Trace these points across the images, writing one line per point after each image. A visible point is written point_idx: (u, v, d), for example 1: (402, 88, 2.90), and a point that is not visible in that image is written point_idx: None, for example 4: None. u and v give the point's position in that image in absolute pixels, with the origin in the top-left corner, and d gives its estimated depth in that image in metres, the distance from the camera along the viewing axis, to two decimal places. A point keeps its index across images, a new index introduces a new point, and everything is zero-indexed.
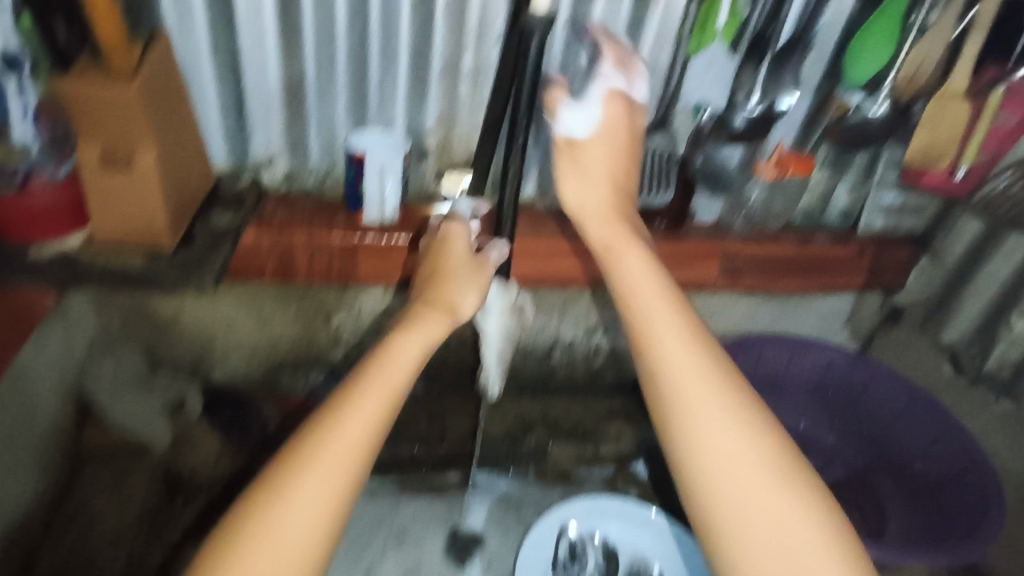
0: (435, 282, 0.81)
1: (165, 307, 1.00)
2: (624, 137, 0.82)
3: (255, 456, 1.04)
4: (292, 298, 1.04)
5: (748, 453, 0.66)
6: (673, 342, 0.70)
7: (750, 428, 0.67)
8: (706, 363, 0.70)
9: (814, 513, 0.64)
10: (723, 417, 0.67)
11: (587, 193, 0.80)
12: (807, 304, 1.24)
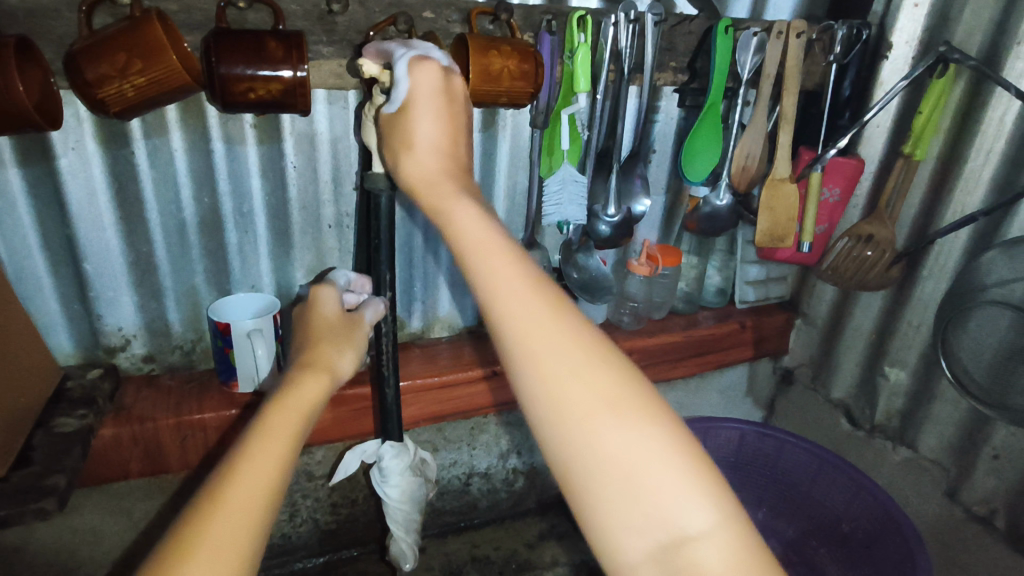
0: (307, 348, 0.64)
1: (8, 535, 0.85)
2: (441, 101, 0.63)
3: None
4: (168, 487, 0.93)
5: (621, 428, 0.45)
6: (522, 306, 0.49)
7: (625, 394, 0.46)
8: (566, 324, 0.48)
9: (707, 491, 0.45)
10: (591, 389, 0.46)
11: (417, 168, 0.60)
12: (707, 382, 1.27)
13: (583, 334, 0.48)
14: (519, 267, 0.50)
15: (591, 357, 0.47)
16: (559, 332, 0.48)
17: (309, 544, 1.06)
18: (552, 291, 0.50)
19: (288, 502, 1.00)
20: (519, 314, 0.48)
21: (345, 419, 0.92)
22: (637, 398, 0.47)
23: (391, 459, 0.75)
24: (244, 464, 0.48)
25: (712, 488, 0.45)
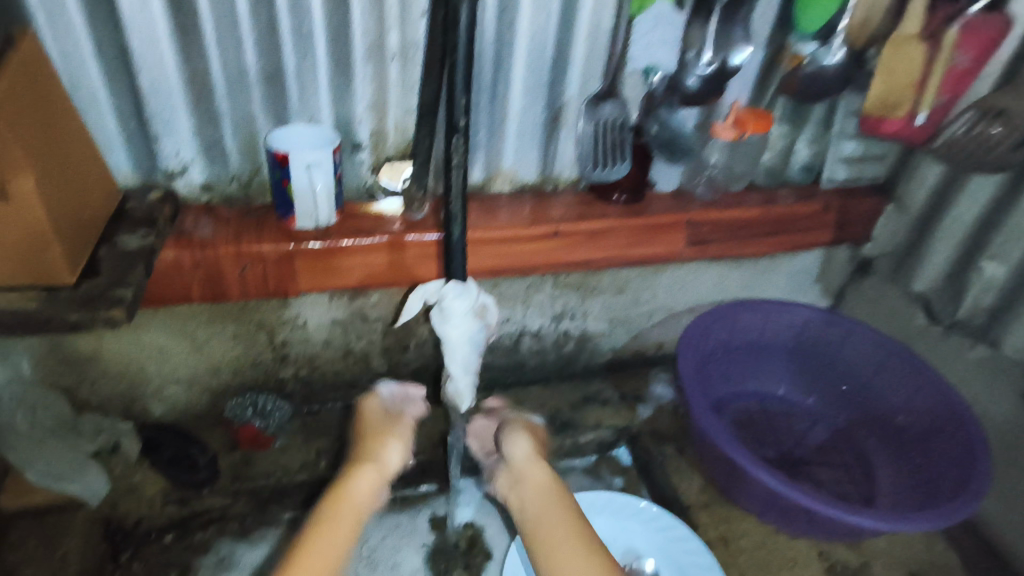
0: (362, 441, 0.79)
1: (82, 343, 0.89)
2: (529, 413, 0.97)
3: (207, 490, 0.94)
4: (228, 318, 0.94)
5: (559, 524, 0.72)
6: (532, 503, 0.75)
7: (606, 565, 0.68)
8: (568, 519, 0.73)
9: (591, 554, 0.69)
10: (560, 538, 0.71)
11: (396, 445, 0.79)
12: (777, 264, 1.20)
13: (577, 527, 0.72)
14: (529, 482, 0.78)
15: (561, 527, 0.72)
16: (554, 522, 0.72)
17: (362, 383, 1.08)
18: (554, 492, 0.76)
19: (342, 342, 1.01)
20: (539, 519, 0.73)
21: (412, 254, 0.93)
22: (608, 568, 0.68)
23: (452, 300, 0.72)
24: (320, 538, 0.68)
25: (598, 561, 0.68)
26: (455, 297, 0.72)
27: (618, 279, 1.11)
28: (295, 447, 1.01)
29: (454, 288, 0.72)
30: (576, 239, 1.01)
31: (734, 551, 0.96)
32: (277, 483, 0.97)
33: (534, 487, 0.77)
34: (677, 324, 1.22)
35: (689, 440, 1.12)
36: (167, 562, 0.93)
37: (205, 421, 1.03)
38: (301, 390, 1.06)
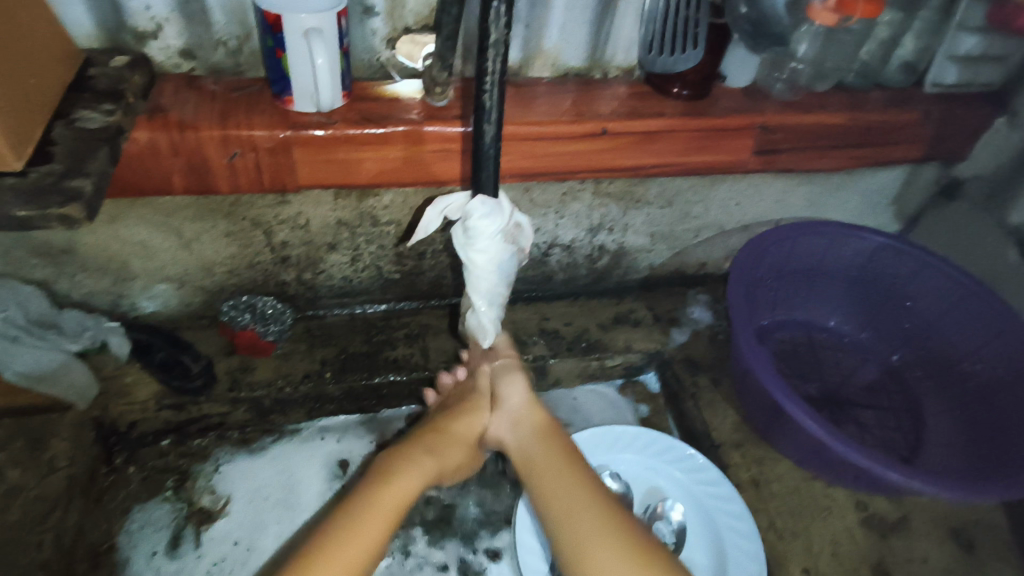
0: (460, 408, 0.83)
1: (54, 236, 0.79)
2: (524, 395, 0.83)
3: (204, 398, 0.87)
4: (218, 214, 0.81)
5: (589, 525, 0.66)
6: (526, 447, 0.77)
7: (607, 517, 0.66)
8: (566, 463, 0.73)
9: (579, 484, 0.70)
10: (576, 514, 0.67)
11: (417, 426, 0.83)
12: (850, 182, 1.03)
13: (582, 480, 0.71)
14: (521, 416, 0.80)
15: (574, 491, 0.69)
16: (550, 467, 0.73)
17: (370, 291, 0.98)
18: (542, 440, 0.77)
19: (349, 245, 0.90)
20: (534, 455, 0.76)
21: (432, 151, 0.79)
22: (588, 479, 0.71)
23: (479, 222, 0.57)
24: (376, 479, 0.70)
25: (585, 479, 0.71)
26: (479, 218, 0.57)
27: (667, 189, 0.95)
28: (298, 356, 0.94)
29: (478, 210, 0.57)
30: (626, 142, 0.85)
31: (765, 495, 0.89)
32: (279, 393, 0.90)
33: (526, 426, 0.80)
34: (723, 242, 1.08)
35: (726, 372, 1.02)
36: (163, 468, 0.89)
37: (199, 321, 0.95)
38: (303, 295, 0.96)
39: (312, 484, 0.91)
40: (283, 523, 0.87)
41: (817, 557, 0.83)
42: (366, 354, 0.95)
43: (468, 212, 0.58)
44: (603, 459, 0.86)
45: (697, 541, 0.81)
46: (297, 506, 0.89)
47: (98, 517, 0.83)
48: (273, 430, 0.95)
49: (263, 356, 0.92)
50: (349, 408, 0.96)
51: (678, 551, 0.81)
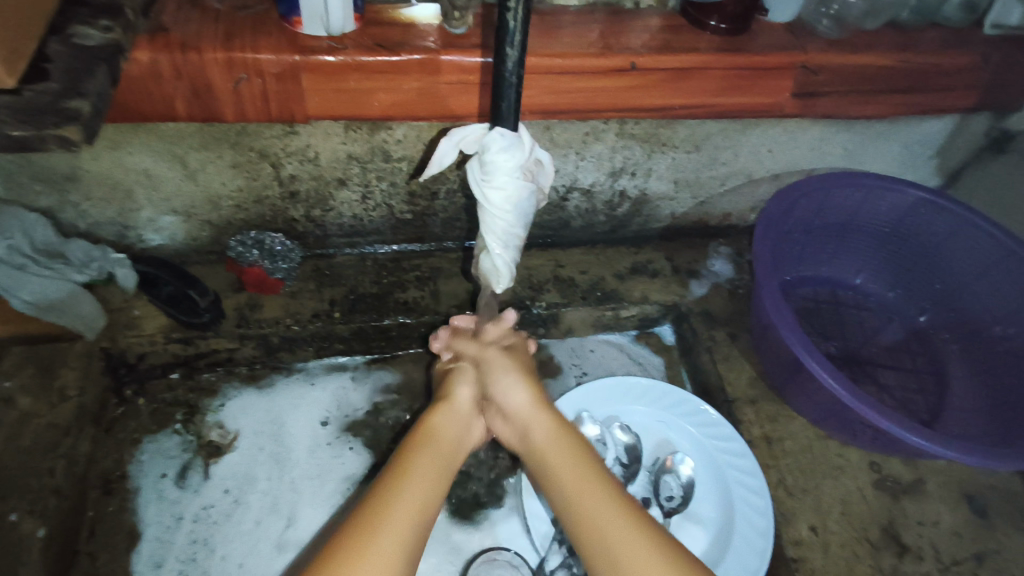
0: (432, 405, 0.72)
1: (56, 161, 0.76)
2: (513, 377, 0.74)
3: (212, 333, 0.86)
4: (223, 144, 0.78)
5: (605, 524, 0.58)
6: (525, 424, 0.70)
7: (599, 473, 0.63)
8: (555, 432, 0.67)
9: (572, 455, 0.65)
10: (586, 499, 0.60)
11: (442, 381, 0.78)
12: (892, 131, 0.97)
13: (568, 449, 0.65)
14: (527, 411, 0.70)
15: (582, 476, 0.62)
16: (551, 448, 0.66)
17: (381, 231, 0.95)
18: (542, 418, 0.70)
19: (360, 182, 0.86)
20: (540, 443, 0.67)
21: (448, 83, 0.74)
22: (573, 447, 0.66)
23: (497, 155, 0.51)
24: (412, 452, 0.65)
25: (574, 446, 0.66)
26: (495, 148, 0.52)
27: (697, 132, 0.89)
28: (307, 294, 0.92)
29: (494, 139, 0.51)
30: (654, 79, 0.79)
31: (777, 453, 0.87)
32: (287, 331, 0.89)
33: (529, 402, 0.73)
34: (751, 193, 1.03)
35: (745, 327, 0.99)
36: (172, 402, 0.89)
37: (206, 256, 0.93)
38: (312, 232, 0.93)
39: (307, 442, 0.89)
40: (272, 480, 0.86)
41: (826, 516, 0.82)
42: (376, 295, 0.93)
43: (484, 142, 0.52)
44: (612, 410, 0.85)
45: (705, 494, 0.80)
46: (287, 464, 0.87)
47: (109, 446, 0.84)
48: (282, 368, 0.94)
49: (271, 294, 0.91)
50: (357, 349, 0.95)
51: (684, 504, 0.79)
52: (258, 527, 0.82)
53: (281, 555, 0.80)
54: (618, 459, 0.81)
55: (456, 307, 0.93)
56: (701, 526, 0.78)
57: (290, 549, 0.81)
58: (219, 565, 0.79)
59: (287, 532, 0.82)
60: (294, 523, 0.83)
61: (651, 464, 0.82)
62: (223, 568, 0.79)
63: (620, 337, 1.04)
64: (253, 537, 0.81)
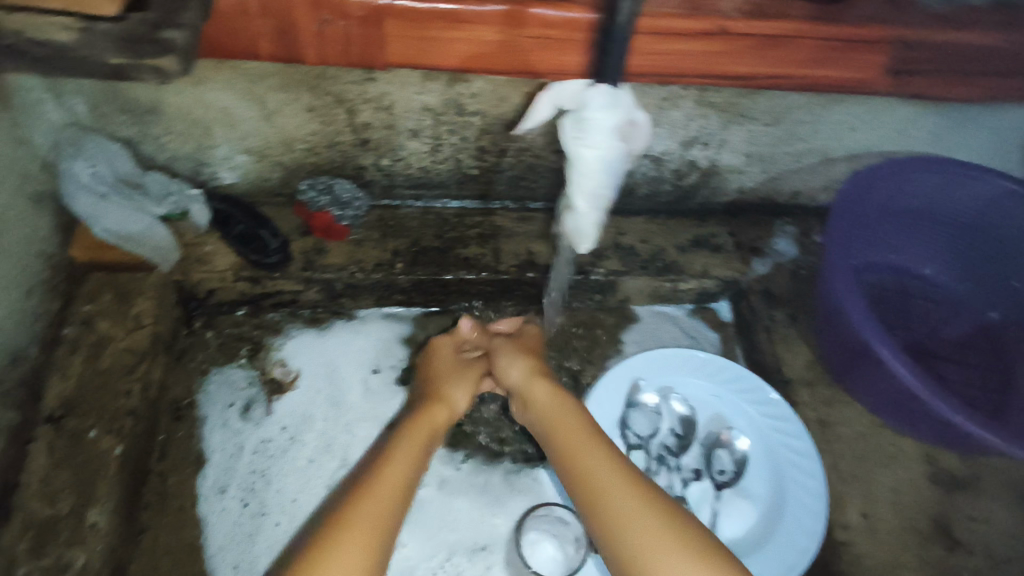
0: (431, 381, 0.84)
1: (140, 92, 0.76)
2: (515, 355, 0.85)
3: (279, 274, 0.89)
4: (302, 88, 0.77)
5: (644, 530, 0.61)
6: (547, 414, 0.76)
7: (643, 486, 0.65)
8: (597, 441, 0.71)
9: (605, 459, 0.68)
10: (622, 507, 0.63)
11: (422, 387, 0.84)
12: (985, 116, 0.92)
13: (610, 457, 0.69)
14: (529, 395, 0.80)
15: (615, 483, 0.65)
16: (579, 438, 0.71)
17: (446, 185, 0.95)
18: (564, 411, 0.75)
19: (431, 133, 0.85)
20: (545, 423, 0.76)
21: (532, 36, 0.72)
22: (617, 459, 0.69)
23: (595, 112, 0.52)
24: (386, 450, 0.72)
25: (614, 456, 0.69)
26: (597, 105, 0.52)
27: (778, 105, 0.86)
28: (371, 243, 0.93)
29: (597, 95, 0.52)
30: (743, 45, 0.76)
31: (830, 437, 0.86)
32: (350, 278, 0.91)
33: (534, 384, 0.80)
34: (826, 173, 0.99)
35: (805, 308, 0.97)
36: (238, 337, 0.93)
37: (274, 199, 0.94)
38: (379, 182, 0.94)
39: (359, 388, 0.92)
40: (327, 421, 0.89)
41: (875, 504, 0.81)
42: (437, 249, 0.94)
43: (587, 98, 0.52)
44: (669, 380, 0.85)
45: (756, 470, 0.80)
46: (342, 408, 0.90)
47: (179, 374, 0.88)
48: (343, 313, 0.97)
49: (337, 240, 0.92)
50: (417, 301, 0.97)
51: (735, 479, 0.80)
52: (311, 465, 0.86)
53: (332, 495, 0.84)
54: (672, 431, 0.84)
55: (517, 267, 0.94)
56: (752, 501, 0.78)
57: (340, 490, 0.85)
58: (275, 497, 0.83)
59: (339, 473, 0.86)
60: (346, 465, 0.86)
61: (705, 436, 0.83)
62: (278, 499, 0.83)
63: (675, 309, 1.03)
64: (307, 474, 0.85)
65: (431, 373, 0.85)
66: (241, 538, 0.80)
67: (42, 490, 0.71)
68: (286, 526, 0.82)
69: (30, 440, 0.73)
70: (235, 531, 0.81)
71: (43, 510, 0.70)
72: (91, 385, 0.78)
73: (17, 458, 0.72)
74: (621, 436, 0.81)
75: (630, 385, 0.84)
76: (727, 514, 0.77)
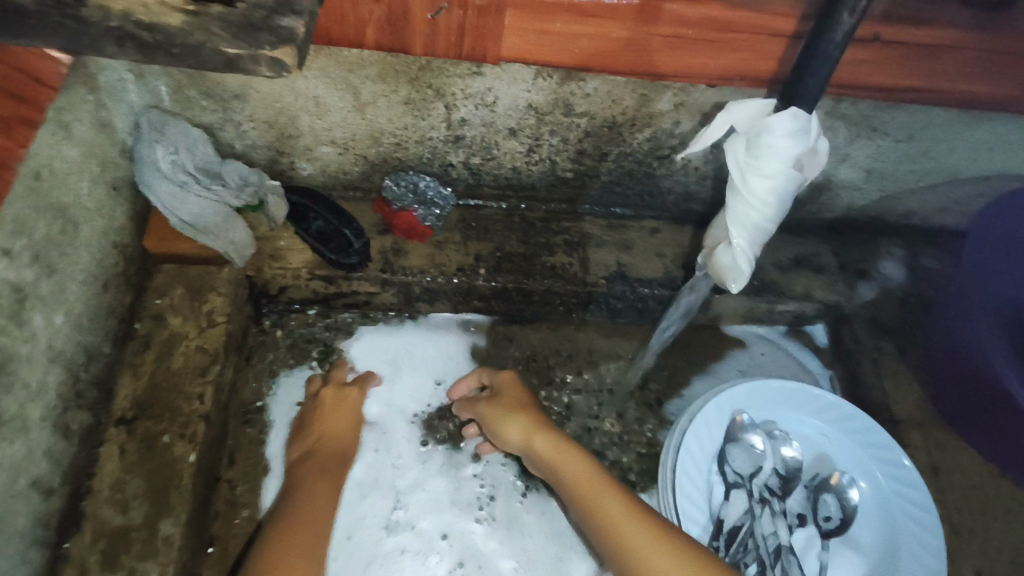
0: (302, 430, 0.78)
1: (228, 77, 0.70)
2: (511, 399, 0.77)
3: (357, 275, 0.83)
4: (401, 79, 0.70)
5: None
6: (554, 473, 0.69)
7: (666, 538, 0.58)
8: (606, 487, 0.64)
9: (624, 514, 0.61)
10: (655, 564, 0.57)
11: (303, 442, 0.77)
12: None
13: (625, 506, 0.62)
14: (529, 439, 0.72)
15: (639, 537, 0.59)
16: (585, 488, 0.65)
17: (535, 187, 0.89)
18: (565, 452, 0.69)
19: (531, 133, 0.79)
20: (555, 476, 0.68)
21: (662, 36, 0.65)
22: (627, 507, 0.62)
23: (777, 138, 0.51)
24: (302, 509, 0.69)
25: (622, 504, 0.62)
26: (784, 129, 0.51)
27: (916, 120, 0.78)
28: (453, 246, 0.87)
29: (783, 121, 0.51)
30: (896, 55, 0.67)
31: (944, 486, 0.79)
32: (429, 282, 0.85)
33: (534, 435, 0.71)
34: (949, 194, 0.91)
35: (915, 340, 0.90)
36: (309, 338, 0.88)
37: (353, 193, 0.89)
38: (465, 180, 0.88)
39: (406, 424, 0.85)
40: (379, 452, 0.83)
41: (996, 564, 0.74)
42: (522, 255, 0.88)
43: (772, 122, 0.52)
44: (773, 415, 0.78)
45: (867, 519, 0.73)
46: (396, 439, 0.84)
47: (248, 375, 0.84)
48: (417, 317, 0.92)
49: (418, 241, 0.86)
50: (495, 309, 0.92)
51: (843, 528, 0.74)
52: (364, 501, 0.79)
53: (390, 536, 0.78)
54: (775, 471, 0.77)
55: (607, 281, 0.87)
56: (863, 555, 0.72)
57: (399, 531, 0.78)
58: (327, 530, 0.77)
59: (396, 514, 0.79)
60: (403, 505, 0.80)
61: (809, 479, 0.77)
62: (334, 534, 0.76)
63: (768, 331, 0.98)
64: (360, 510, 0.79)
65: (316, 432, 0.78)
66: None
67: (114, 496, 0.67)
68: (343, 564, 0.75)
69: (101, 444, 0.70)
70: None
71: (115, 518, 0.66)
72: (162, 386, 0.74)
73: (87, 462, 0.68)
74: (722, 474, 0.74)
75: (731, 417, 0.77)
76: (835, 568, 0.72)
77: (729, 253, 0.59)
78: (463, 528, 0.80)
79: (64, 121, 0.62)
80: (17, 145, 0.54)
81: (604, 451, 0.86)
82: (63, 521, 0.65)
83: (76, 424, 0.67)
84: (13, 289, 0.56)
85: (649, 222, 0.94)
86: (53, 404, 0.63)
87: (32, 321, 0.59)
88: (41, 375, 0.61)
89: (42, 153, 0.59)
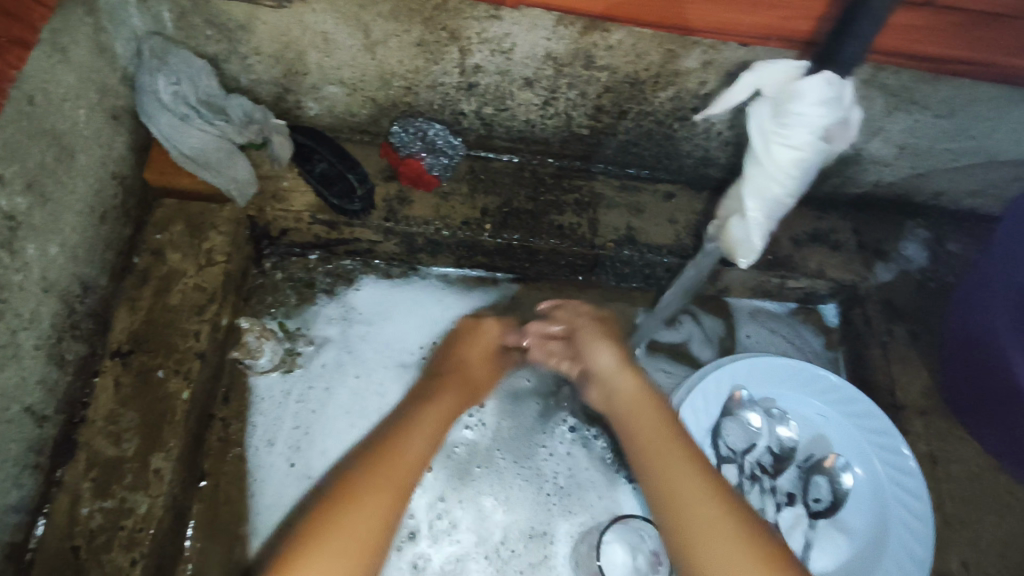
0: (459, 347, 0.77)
1: (232, 6, 0.67)
2: None
3: (359, 221, 0.81)
4: (413, 18, 0.67)
5: (710, 520, 0.53)
6: (615, 402, 0.67)
7: (709, 471, 0.57)
8: (664, 418, 0.62)
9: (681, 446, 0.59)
10: (697, 500, 0.55)
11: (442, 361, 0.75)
12: None
13: (677, 437, 0.60)
14: (606, 370, 0.69)
15: (682, 467, 0.57)
16: (648, 419, 0.63)
17: (549, 143, 0.85)
18: (644, 400, 0.65)
19: (548, 85, 0.75)
20: (617, 408, 0.66)
21: None
22: (679, 437, 0.60)
23: (807, 106, 0.52)
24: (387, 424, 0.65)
25: (679, 437, 0.60)
26: (817, 99, 0.52)
27: (958, 96, 0.73)
28: (459, 198, 0.85)
29: (816, 88, 0.51)
30: (946, 22, 0.63)
31: (940, 476, 0.78)
32: (434, 234, 0.83)
33: (624, 370, 0.68)
34: (986, 176, 0.86)
35: (928, 326, 0.88)
36: (308, 283, 0.87)
37: (359, 137, 0.86)
38: (476, 131, 0.84)
39: (388, 363, 0.85)
40: (359, 379, 0.84)
41: (983, 556, 0.74)
42: (529, 212, 0.85)
43: (808, 90, 0.52)
44: (773, 393, 0.77)
45: (857, 504, 0.73)
46: (382, 373, 0.84)
47: (245, 315, 0.83)
48: (420, 270, 0.91)
49: (424, 190, 0.84)
50: (498, 265, 0.90)
51: (832, 510, 0.73)
52: (352, 430, 0.80)
53: None
54: (769, 449, 0.77)
55: (616, 243, 0.85)
56: (849, 535, 0.72)
57: None
58: (317, 458, 0.78)
59: None
60: None
61: (803, 460, 0.76)
62: (321, 464, 0.78)
63: (776, 307, 0.96)
64: (347, 439, 0.80)
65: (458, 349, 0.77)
66: (281, 503, 0.76)
67: (107, 428, 0.68)
68: None
69: (96, 374, 0.70)
70: (279, 492, 0.76)
71: (108, 449, 0.67)
72: (158, 320, 0.73)
73: (82, 392, 0.69)
74: (713, 446, 0.73)
75: (730, 394, 0.75)
76: (818, 549, 0.72)
77: (744, 226, 0.59)
78: (448, 466, 0.81)
79: (60, 44, 0.59)
80: (9, 66, 0.52)
81: (599, 415, 0.85)
82: (56, 447, 0.66)
83: (70, 353, 0.67)
84: (4, 216, 0.55)
85: (665, 186, 0.91)
86: (46, 333, 0.63)
87: (24, 250, 0.59)
88: (35, 304, 0.61)
89: (36, 75, 0.57)
